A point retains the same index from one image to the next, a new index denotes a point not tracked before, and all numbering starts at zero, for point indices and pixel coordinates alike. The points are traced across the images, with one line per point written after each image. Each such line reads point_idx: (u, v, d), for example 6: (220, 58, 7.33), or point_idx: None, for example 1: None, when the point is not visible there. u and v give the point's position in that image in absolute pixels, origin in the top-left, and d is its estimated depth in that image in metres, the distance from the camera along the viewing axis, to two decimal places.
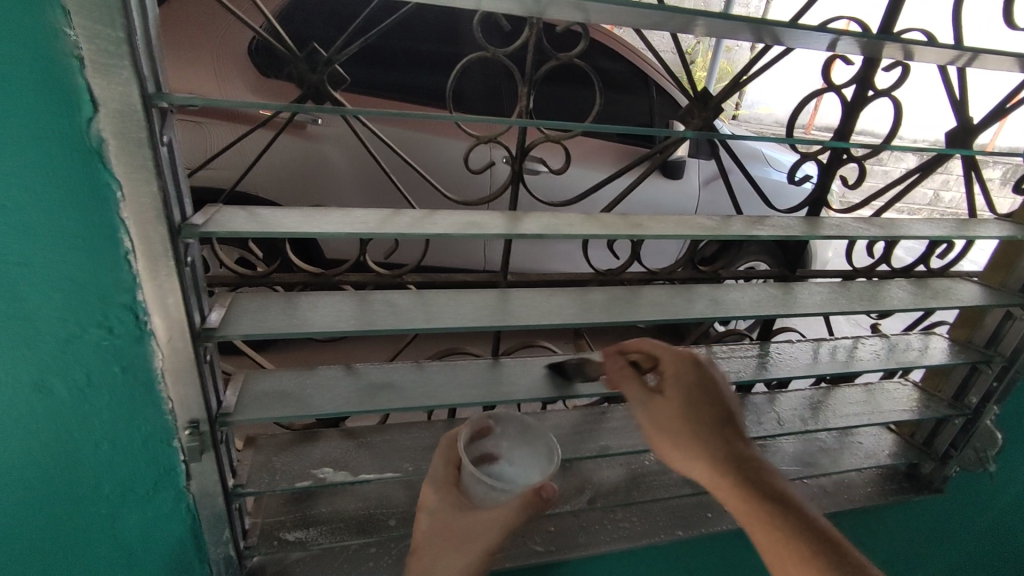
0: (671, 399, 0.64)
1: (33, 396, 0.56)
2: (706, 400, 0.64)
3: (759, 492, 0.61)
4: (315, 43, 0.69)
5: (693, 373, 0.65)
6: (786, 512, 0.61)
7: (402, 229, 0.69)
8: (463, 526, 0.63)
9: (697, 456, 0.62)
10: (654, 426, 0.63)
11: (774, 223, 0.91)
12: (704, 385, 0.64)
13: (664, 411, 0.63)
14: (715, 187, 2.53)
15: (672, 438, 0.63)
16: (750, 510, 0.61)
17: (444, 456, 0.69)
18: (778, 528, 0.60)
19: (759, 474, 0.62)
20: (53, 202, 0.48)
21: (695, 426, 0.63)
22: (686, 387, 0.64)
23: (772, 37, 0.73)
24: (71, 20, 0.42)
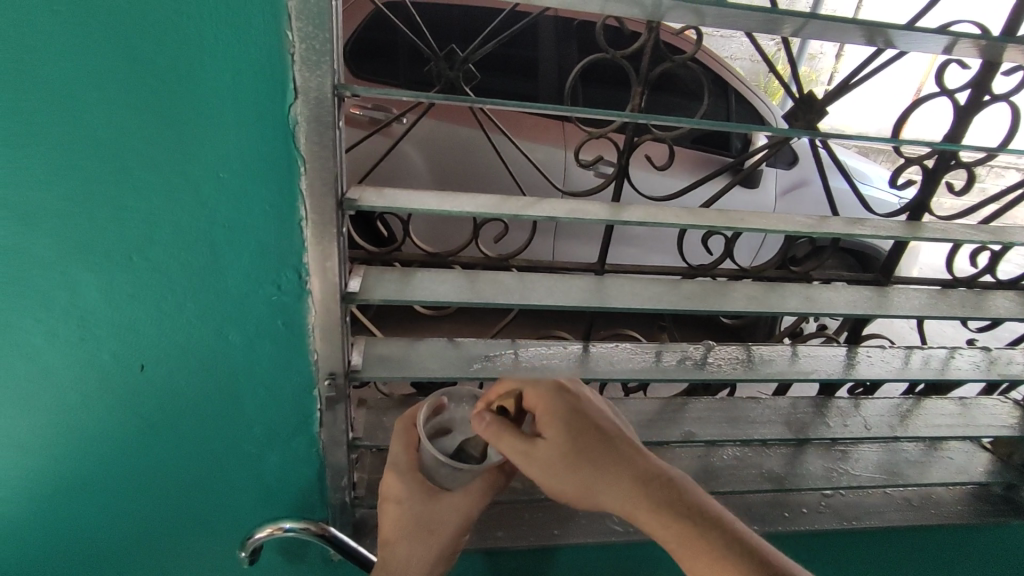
0: (547, 439, 0.64)
1: (213, 341, 0.65)
2: (582, 430, 0.65)
3: (661, 504, 0.61)
4: (453, 44, 0.77)
5: (562, 400, 0.66)
6: (692, 520, 0.61)
7: (517, 213, 0.75)
8: (432, 513, 0.70)
9: (588, 483, 0.63)
10: (539, 467, 0.63)
11: (875, 224, 0.91)
12: (575, 411, 0.66)
13: (544, 450, 0.63)
14: (798, 194, 2.49)
15: (559, 477, 0.63)
16: (658, 526, 0.61)
17: (404, 442, 0.71)
18: (697, 539, 0.59)
19: (657, 485, 0.62)
20: (251, 174, 0.57)
21: (576, 458, 0.63)
22: (557, 419, 0.65)
23: (885, 39, 0.74)
24: (291, 22, 0.51)
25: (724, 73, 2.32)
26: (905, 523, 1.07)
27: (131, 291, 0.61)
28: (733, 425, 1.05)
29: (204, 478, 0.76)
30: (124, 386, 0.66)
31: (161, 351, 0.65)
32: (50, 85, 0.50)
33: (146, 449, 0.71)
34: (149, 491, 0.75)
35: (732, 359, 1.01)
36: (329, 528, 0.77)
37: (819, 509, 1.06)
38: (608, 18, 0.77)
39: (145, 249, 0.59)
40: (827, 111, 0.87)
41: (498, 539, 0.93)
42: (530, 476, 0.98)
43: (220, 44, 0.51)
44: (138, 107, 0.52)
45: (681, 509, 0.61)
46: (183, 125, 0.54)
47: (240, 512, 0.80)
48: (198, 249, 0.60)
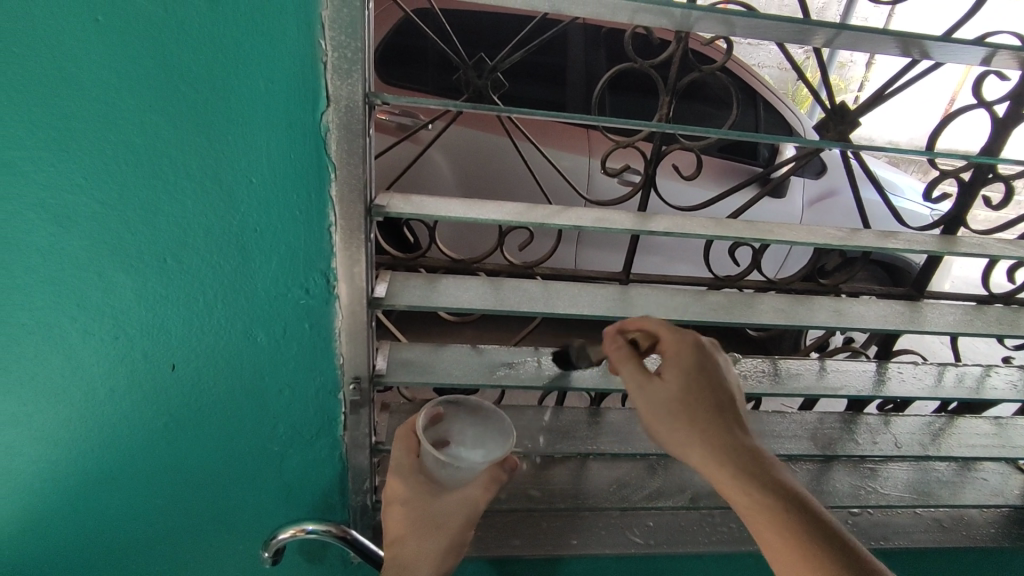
0: (670, 384, 0.62)
1: (241, 342, 0.67)
2: (709, 393, 0.62)
3: (765, 486, 0.60)
4: (482, 53, 0.78)
5: (700, 356, 0.63)
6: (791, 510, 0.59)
7: (542, 221, 0.75)
8: (436, 510, 0.75)
9: (695, 443, 0.61)
10: (652, 408, 0.62)
11: (908, 237, 0.89)
12: (707, 369, 0.63)
13: (662, 394, 0.62)
14: (825, 205, 2.45)
15: (668, 426, 0.62)
16: (752, 505, 0.59)
17: (405, 447, 0.73)
18: (790, 526, 0.58)
19: (764, 468, 0.61)
20: (283, 180, 0.58)
21: (692, 413, 0.61)
22: (686, 370, 0.62)
23: (921, 50, 0.73)
24: (325, 32, 0.52)
25: (752, 82, 2.29)
26: (936, 546, 1.04)
27: (164, 292, 0.63)
28: (758, 439, 1.04)
29: (229, 477, 0.77)
30: (155, 384, 0.68)
31: (191, 351, 0.66)
32: (94, 93, 0.52)
33: (174, 446, 0.73)
34: (176, 488, 0.77)
35: (758, 372, 0.99)
36: (350, 531, 0.77)
37: (847, 527, 1.05)
38: (637, 28, 0.77)
39: (179, 252, 0.61)
40: (859, 123, 0.86)
41: (515, 548, 0.93)
42: (549, 485, 0.98)
43: (256, 53, 0.52)
44: (176, 114, 0.54)
45: (780, 495, 0.60)
46: (218, 132, 0.55)
47: (262, 510, 0.81)
48: (230, 252, 0.61)
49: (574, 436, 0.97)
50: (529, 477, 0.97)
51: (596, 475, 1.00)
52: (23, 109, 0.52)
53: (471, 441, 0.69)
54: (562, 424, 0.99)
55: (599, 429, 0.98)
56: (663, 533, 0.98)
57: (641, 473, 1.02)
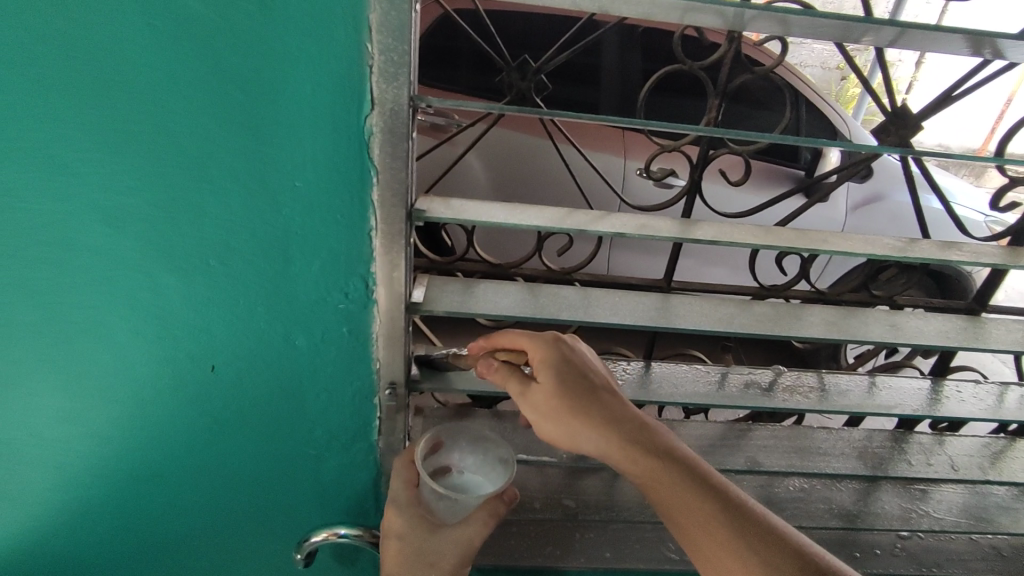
0: (544, 382, 0.67)
1: (281, 346, 0.67)
2: (576, 378, 0.68)
3: (646, 451, 0.65)
4: (526, 55, 0.77)
5: (559, 348, 0.69)
6: (670, 467, 0.64)
7: (583, 227, 0.73)
8: (430, 548, 0.71)
9: (572, 427, 0.66)
10: (532, 407, 0.68)
11: (971, 248, 0.84)
12: (572, 360, 0.69)
13: (540, 394, 0.67)
14: (872, 211, 2.36)
15: (558, 424, 0.67)
16: (650, 477, 0.64)
17: (403, 477, 0.72)
18: (681, 488, 0.63)
19: (646, 434, 0.66)
20: (325, 183, 0.58)
21: (571, 404, 0.66)
22: (555, 366, 0.68)
23: (993, 48, 0.68)
24: (372, 35, 0.51)
25: (794, 81, 2.23)
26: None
27: (208, 295, 0.63)
28: (801, 456, 1.01)
29: (266, 478, 0.77)
30: (196, 385, 0.68)
31: (232, 352, 0.67)
32: (146, 97, 0.53)
33: (214, 446, 0.73)
34: (214, 487, 0.77)
35: (804, 388, 0.95)
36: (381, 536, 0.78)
37: (893, 552, 0.97)
38: (687, 28, 0.74)
39: (223, 254, 0.61)
40: (922, 127, 0.81)
41: (551, 557, 0.89)
42: (583, 496, 0.96)
43: (302, 56, 0.52)
44: (223, 119, 0.54)
45: (660, 455, 0.65)
46: (264, 136, 0.55)
47: (297, 512, 0.81)
48: (272, 256, 0.61)
49: None
50: (562, 486, 0.96)
51: (632, 486, 0.98)
52: (78, 112, 0.53)
53: (473, 469, 0.75)
54: None
55: None
56: None
57: None
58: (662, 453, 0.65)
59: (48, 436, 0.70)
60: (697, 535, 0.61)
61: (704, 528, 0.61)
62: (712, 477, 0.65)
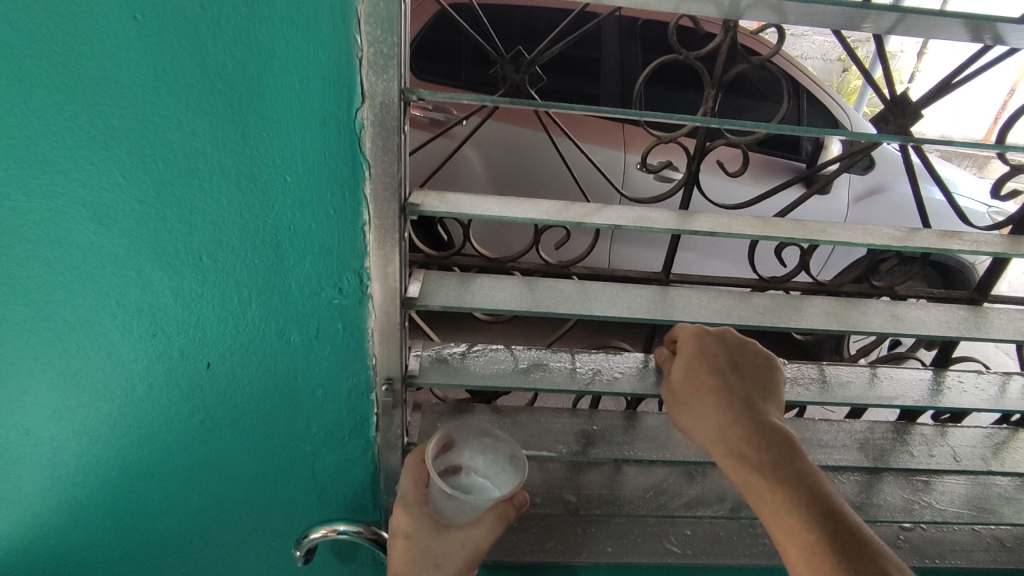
0: (678, 371, 0.69)
1: (276, 343, 0.66)
2: (713, 375, 0.66)
3: (765, 463, 0.61)
4: (520, 46, 0.76)
5: (706, 343, 0.68)
6: (788, 487, 0.59)
7: (579, 220, 0.72)
8: (437, 548, 0.71)
9: (695, 421, 0.66)
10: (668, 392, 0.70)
11: (972, 237, 0.83)
12: (713, 356, 0.67)
13: (674, 382, 0.69)
14: (874, 202, 2.34)
15: (681, 413, 0.68)
16: (760, 489, 0.61)
17: (413, 475, 0.72)
18: (790, 515, 0.58)
19: (777, 449, 0.61)
20: (317, 178, 0.57)
21: (699, 398, 0.66)
22: (693, 358, 0.68)
23: (993, 34, 0.67)
24: (361, 27, 0.51)
25: (793, 72, 2.21)
26: (996, 566, 0.97)
27: (201, 291, 0.63)
28: (803, 448, 0.99)
29: (264, 474, 0.77)
30: (191, 382, 0.68)
31: (226, 349, 0.66)
32: (133, 91, 0.52)
33: (210, 443, 0.73)
34: (211, 484, 0.77)
35: (805, 380, 0.94)
36: (380, 532, 0.78)
37: (896, 543, 0.98)
38: (682, 17, 0.73)
39: (215, 250, 0.60)
40: (921, 115, 0.80)
41: (550, 551, 0.90)
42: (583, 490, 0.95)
43: (289, 49, 0.51)
44: (213, 115, 0.54)
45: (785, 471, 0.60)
46: (253, 131, 0.54)
47: (296, 508, 0.81)
48: (265, 252, 0.61)
49: (609, 440, 0.94)
50: (562, 481, 0.96)
51: (633, 480, 0.97)
52: (65, 109, 0.53)
53: (484, 470, 0.73)
54: (595, 428, 0.96)
55: (636, 434, 0.95)
56: (702, 541, 0.94)
57: (677, 479, 0.98)
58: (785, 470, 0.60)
59: (44, 433, 0.70)
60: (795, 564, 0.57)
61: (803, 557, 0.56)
62: (839, 510, 0.58)
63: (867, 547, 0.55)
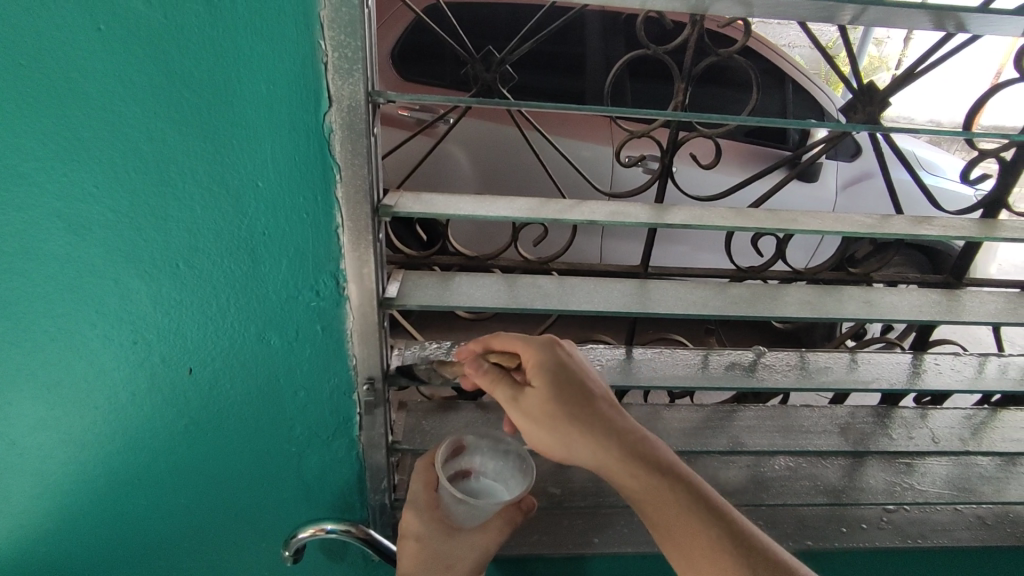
0: (538, 386, 0.62)
1: (256, 346, 0.67)
2: (572, 384, 0.63)
3: (644, 464, 0.60)
4: (490, 46, 0.77)
5: (553, 352, 0.64)
6: (669, 483, 0.60)
7: (555, 215, 0.73)
8: (448, 551, 0.73)
9: (567, 437, 0.61)
10: (523, 415, 0.62)
11: (943, 222, 0.84)
12: (567, 364, 0.64)
13: (533, 400, 0.62)
14: (859, 189, 2.36)
15: (550, 432, 0.61)
16: (652, 497, 0.59)
17: (423, 481, 0.73)
18: (676, 509, 0.59)
19: (646, 449, 0.61)
20: (288, 182, 0.58)
21: (566, 412, 0.61)
22: (548, 369, 0.63)
23: (955, 22, 0.68)
24: (324, 32, 0.51)
25: (781, 63, 2.21)
26: (977, 544, 0.99)
27: (178, 297, 0.63)
28: (786, 435, 1.00)
29: (250, 476, 0.78)
30: (174, 388, 0.69)
31: (206, 354, 0.67)
32: (102, 102, 0.53)
33: (195, 447, 0.74)
34: (199, 487, 0.78)
35: (785, 367, 0.96)
36: (369, 531, 0.79)
37: (880, 526, 0.99)
38: (649, 12, 0.74)
39: (191, 256, 0.61)
40: (889, 103, 0.81)
41: (538, 544, 0.91)
42: (571, 483, 0.96)
43: (254, 55, 0.52)
44: (182, 124, 0.54)
45: (659, 469, 0.60)
46: (223, 139, 0.55)
47: (284, 508, 0.82)
48: (240, 257, 0.61)
49: None
50: (550, 474, 0.97)
51: None
52: (37, 121, 0.53)
53: (494, 474, 0.75)
54: None
55: None
56: None
57: None
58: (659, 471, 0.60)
59: (28, 443, 0.71)
60: (696, 559, 0.57)
61: (707, 554, 0.57)
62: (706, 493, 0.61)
63: (750, 531, 0.58)
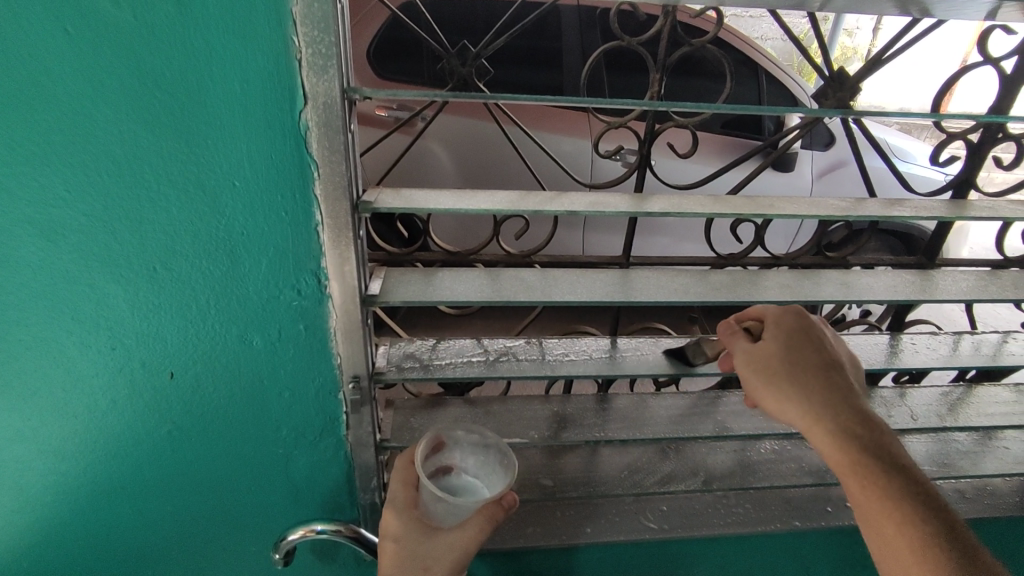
0: (773, 346, 0.64)
1: (238, 348, 0.67)
2: (810, 354, 0.64)
3: (870, 444, 0.60)
4: (465, 41, 0.77)
5: (799, 322, 0.66)
6: (887, 471, 0.59)
7: (537, 208, 0.73)
8: (427, 550, 0.70)
9: (792, 395, 0.62)
10: (751, 366, 0.64)
11: (915, 204, 0.86)
12: (810, 335, 0.65)
13: (766, 355, 0.64)
14: (834, 177, 2.40)
15: (773, 389, 0.63)
16: (859, 478, 0.59)
17: (402, 477, 0.73)
18: (893, 500, 0.57)
19: (874, 434, 0.60)
20: (265, 181, 0.57)
21: (796, 374, 0.62)
22: (788, 335, 0.65)
23: (921, 7, 0.70)
24: (297, 30, 0.51)
25: (755, 55, 2.24)
26: (957, 517, 1.02)
27: (157, 301, 0.62)
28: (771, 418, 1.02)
29: (237, 480, 0.77)
30: (156, 394, 0.68)
31: (188, 358, 0.66)
32: (70, 104, 0.52)
33: (180, 452, 0.73)
34: (184, 493, 0.77)
35: None
36: (360, 530, 0.78)
37: None
38: (622, 3, 0.74)
39: (168, 260, 0.60)
40: (859, 88, 0.83)
41: (529, 536, 0.91)
42: (560, 474, 0.97)
43: (226, 53, 0.51)
44: (154, 125, 0.53)
45: (883, 454, 0.59)
46: (196, 138, 0.54)
47: (272, 511, 0.81)
48: (220, 258, 0.61)
49: (582, 424, 0.95)
50: (540, 466, 0.97)
51: (608, 461, 0.99)
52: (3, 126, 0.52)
53: (475, 470, 0.76)
54: (567, 412, 0.98)
55: (607, 415, 0.97)
56: (678, 517, 0.97)
57: (653, 458, 1.01)
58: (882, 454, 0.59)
59: (6, 455, 0.69)
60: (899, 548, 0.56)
61: (903, 534, 0.56)
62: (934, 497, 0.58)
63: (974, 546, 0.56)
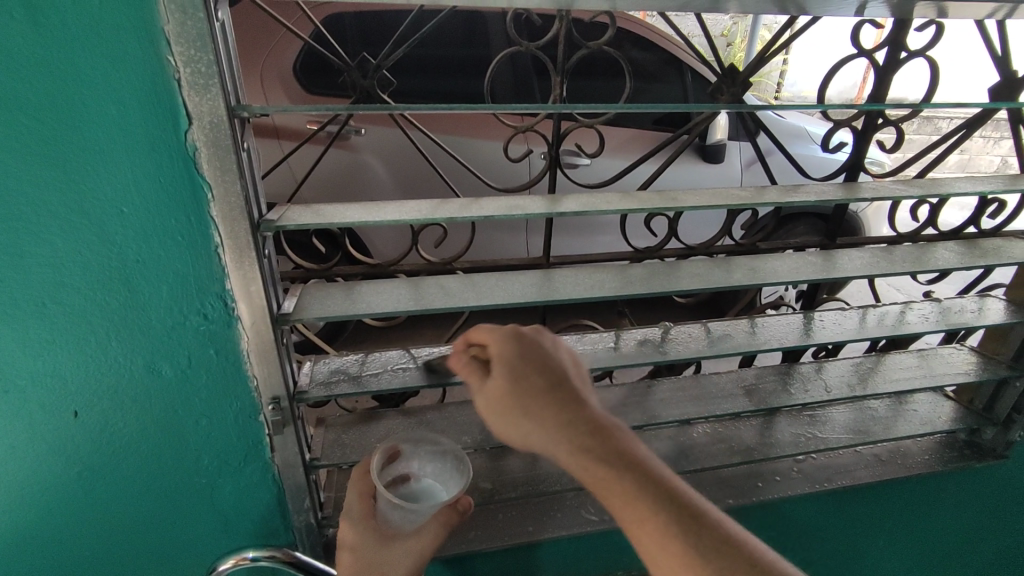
0: (497, 377, 0.57)
1: (146, 379, 0.64)
2: (535, 376, 0.57)
3: (610, 458, 0.53)
4: (365, 52, 0.77)
5: (511, 343, 0.59)
6: (630, 478, 0.52)
7: (451, 214, 0.74)
8: (383, 558, 0.71)
9: (525, 427, 0.56)
10: (485, 405, 0.58)
11: (810, 189, 0.91)
12: (528, 354, 0.58)
13: (492, 392, 0.57)
14: (757, 167, 2.51)
15: (512, 423, 0.56)
16: (608, 493, 0.53)
17: (358, 488, 0.73)
18: (646, 511, 0.51)
19: (611, 443, 0.54)
20: (155, 206, 0.56)
21: (525, 404, 0.56)
22: (509, 362, 0.58)
23: (798, 6, 0.74)
24: (173, 50, 0.50)
25: (678, 54, 2.31)
26: (875, 480, 1.08)
27: (49, 338, 0.60)
28: (700, 402, 1.06)
29: (158, 515, 0.74)
30: (58, 434, 0.65)
31: (90, 394, 0.64)
32: None
33: (92, 493, 0.70)
34: (102, 535, 0.74)
35: (692, 337, 1.01)
36: (296, 554, 0.74)
37: (791, 475, 1.07)
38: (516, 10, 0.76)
39: (57, 293, 0.58)
40: (750, 83, 0.88)
41: (472, 541, 0.91)
42: (501, 476, 0.98)
43: (97, 78, 0.50)
44: (27, 156, 0.51)
45: (623, 464, 0.53)
46: (74, 167, 0.53)
47: (201, 544, 0.78)
48: (115, 288, 0.59)
49: None
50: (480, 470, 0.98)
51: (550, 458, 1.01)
52: None
53: (433, 475, 0.74)
54: None
55: None
56: None
57: None
58: (619, 466, 0.53)
59: None
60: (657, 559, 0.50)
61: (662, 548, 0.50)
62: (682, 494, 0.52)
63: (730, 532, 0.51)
